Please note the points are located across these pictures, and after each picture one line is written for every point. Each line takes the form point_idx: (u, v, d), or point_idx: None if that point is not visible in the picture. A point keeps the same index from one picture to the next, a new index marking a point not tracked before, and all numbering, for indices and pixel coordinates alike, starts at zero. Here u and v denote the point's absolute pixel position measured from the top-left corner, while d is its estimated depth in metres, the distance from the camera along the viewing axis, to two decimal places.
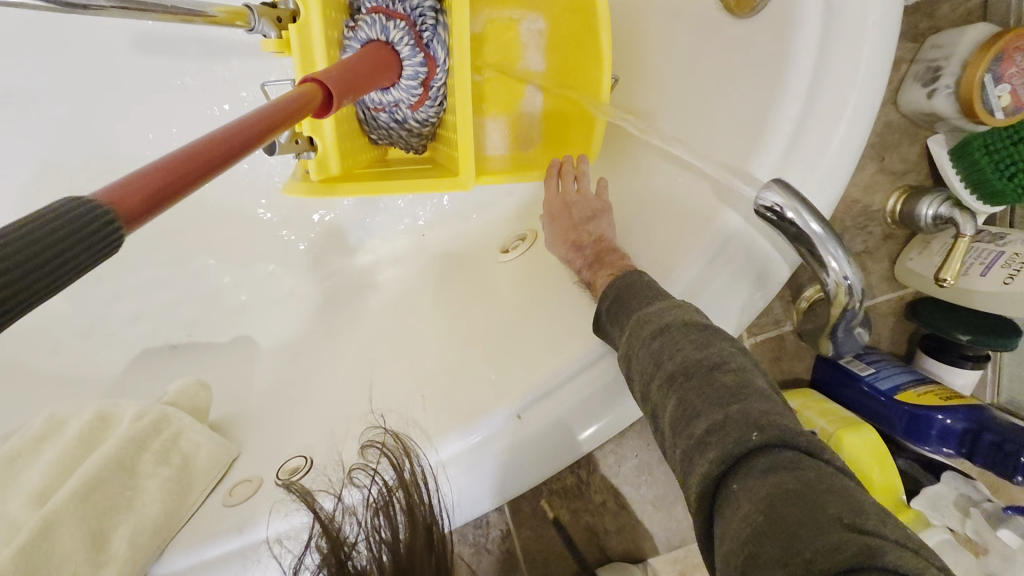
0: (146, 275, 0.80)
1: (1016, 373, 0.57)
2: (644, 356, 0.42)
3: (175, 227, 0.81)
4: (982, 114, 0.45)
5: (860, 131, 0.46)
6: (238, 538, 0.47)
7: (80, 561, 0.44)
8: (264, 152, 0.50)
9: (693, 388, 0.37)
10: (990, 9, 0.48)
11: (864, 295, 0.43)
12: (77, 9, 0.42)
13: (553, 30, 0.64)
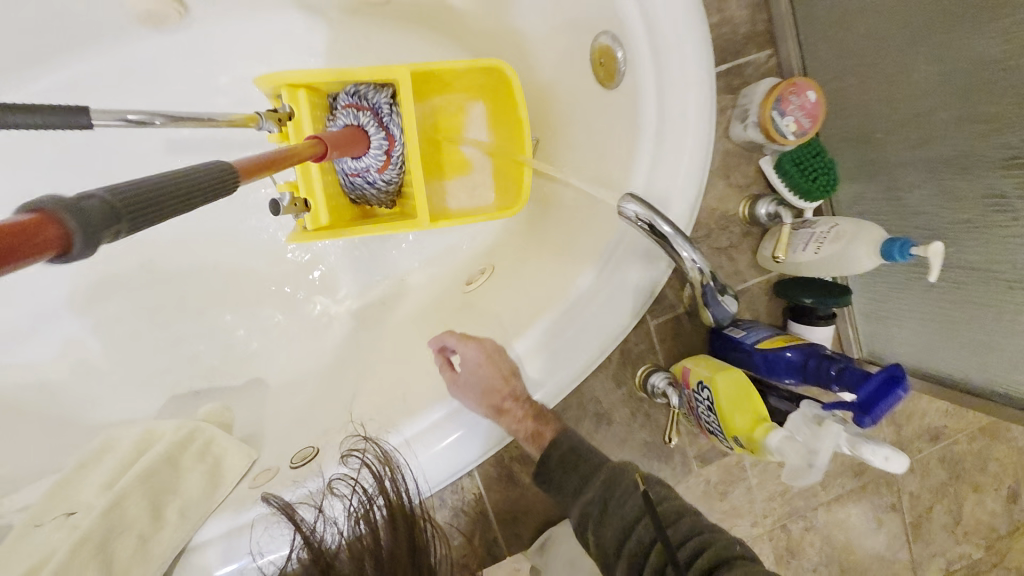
0: (169, 331, 0.94)
1: (869, 330, 0.72)
2: (632, 503, 0.56)
3: (189, 287, 0.95)
4: (777, 140, 0.64)
5: (695, 158, 0.64)
6: (236, 517, 0.60)
7: (144, 523, 0.58)
8: (271, 212, 0.68)
9: (680, 516, 0.55)
10: (783, 66, 0.67)
11: (710, 271, 0.60)
12: (144, 125, 0.60)
13: (493, 110, 0.85)
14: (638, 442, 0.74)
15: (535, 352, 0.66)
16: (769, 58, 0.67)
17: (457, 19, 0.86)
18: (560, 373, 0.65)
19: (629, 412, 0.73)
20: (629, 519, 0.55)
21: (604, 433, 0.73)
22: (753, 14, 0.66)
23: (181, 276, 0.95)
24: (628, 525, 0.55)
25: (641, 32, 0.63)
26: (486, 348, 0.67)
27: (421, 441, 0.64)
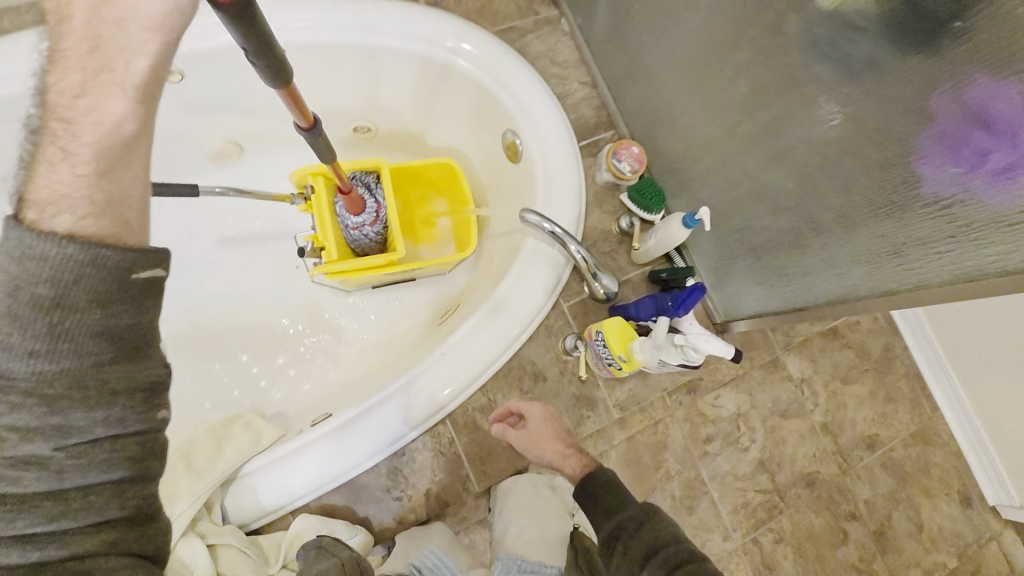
0: (213, 376, 1.22)
1: (720, 300, 1.02)
2: (664, 533, 0.73)
3: (228, 342, 1.25)
4: (621, 177, 1.01)
5: (569, 190, 1.00)
6: (271, 454, 0.86)
7: (208, 457, 0.85)
8: (299, 256, 1.07)
9: (700, 555, 0.70)
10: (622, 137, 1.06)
11: (588, 254, 0.93)
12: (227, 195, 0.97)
13: (449, 192, 1.24)
14: (569, 395, 1.00)
15: (483, 326, 0.96)
16: (614, 134, 1.07)
17: (420, 141, 1.28)
18: (500, 337, 0.96)
19: (558, 372, 1.00)
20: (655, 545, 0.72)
21: (541, 389, 0.99)
22: (598, 111, 1.07)
23: (224, 334, 1.25)
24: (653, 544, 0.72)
25: (529, 125, 1.03)
26: (543, 414, 0.91)
27: (408, 389, 0.91)
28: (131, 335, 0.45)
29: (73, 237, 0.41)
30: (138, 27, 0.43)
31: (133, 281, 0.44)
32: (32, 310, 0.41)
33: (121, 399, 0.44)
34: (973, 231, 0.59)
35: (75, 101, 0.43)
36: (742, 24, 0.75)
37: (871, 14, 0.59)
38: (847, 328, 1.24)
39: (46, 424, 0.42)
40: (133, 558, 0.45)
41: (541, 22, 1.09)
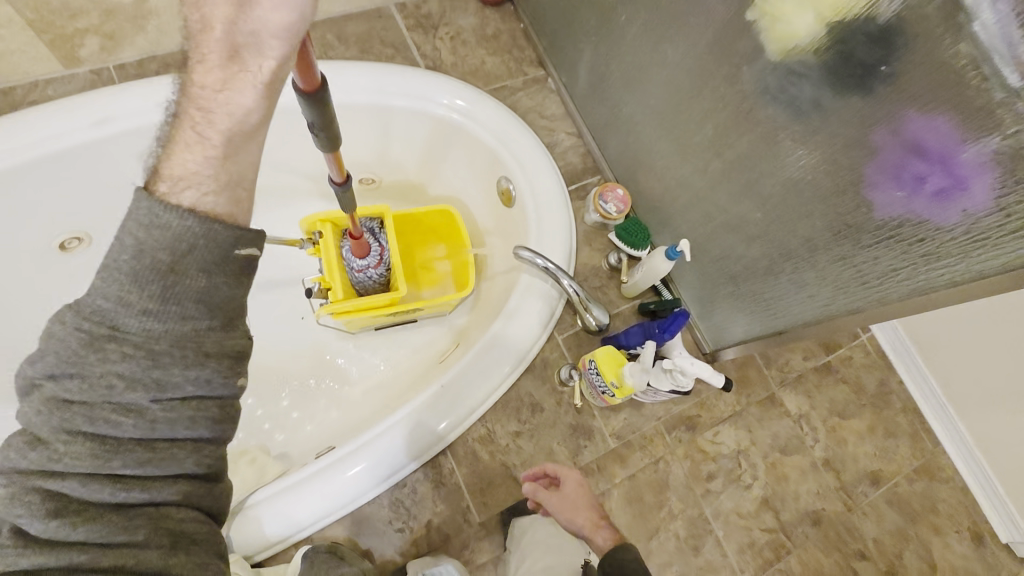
0: None
1: (707, 330, 1.07)
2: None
3: None
4: (607, 217, 1.09)
5: (560, 229, 1.08)
6: (277, 485, 0.88)
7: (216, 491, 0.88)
8: (306, 296, 1.13)
9: None
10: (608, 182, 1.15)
11: (579, 287, 0.99)
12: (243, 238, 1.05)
13: (447, 236, 1.31)
14: (566, 425, 1.03)
15: (481, 357, 1.00)
16: (600, 179, 1.16)
17: (420, 191, 1.37)
18: (497, 367, 1.00)
19: (555, 402, 1.03)
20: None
21: (539, 419, 1.02)
22: (584, 158, 1.17)
23: None
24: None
25: (521, 172, 1.12)
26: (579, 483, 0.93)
27: (409, 419, 0.95)
28: (226, 305, 0.52)
29: (193, 211, 0.49)
30: (262, 38, 0.48)
31: (232, 255, 0.51)
32: (150, 272, 0.48)
33: (212, 361, 0.51)
34: (920, 245, 0.65)
35: (215, 94, 0.50)
36: (706, 76, 0.84)
37: (812, 61, 0.68)
38: (840, 363, 1.28)
39: (145, 376, 0.48)
40: (200, 515, 0.52)
41: (530, 81, 1.21)
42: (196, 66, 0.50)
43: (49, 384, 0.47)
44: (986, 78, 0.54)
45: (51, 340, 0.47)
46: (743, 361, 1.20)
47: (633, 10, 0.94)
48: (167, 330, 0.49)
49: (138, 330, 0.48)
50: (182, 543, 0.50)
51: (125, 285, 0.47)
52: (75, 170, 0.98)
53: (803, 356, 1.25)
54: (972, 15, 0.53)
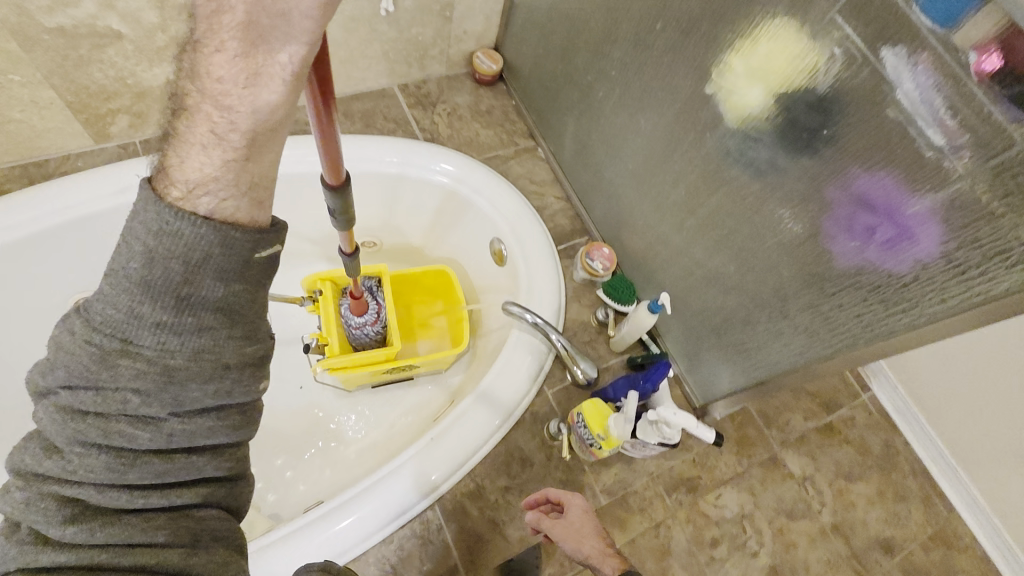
0: None
1: (696, 384, 1.08)
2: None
3: None
4: (595, 274, 1.13)
5: (549, 286, 1.12)
6: (271, 535, 0.88)
7: None
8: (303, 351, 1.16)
9: None
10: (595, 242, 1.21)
11: (566, 341, 1.02)
12: None
13: (443, 294, 1.36)
14: (556, 480, 1.01)
15: (476, 407, 1.02)
16: (588, 239, 1.22)
17: (419, 253, 1.43)
18: (492, 417, 1.02)
19: (545, 457, 1.03)
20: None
21: (530, 474, 1.01)
22: (572, 220, 1.24)
23: None
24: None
25: (512, 232, 1.18)
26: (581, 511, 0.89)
27: (405, 468, 0.95)
28: (244, 312, 0.50)
29: (209, 219, 0.46)
30: (293, 19, 0.41)
31: (252, 258, 0.49)
32: (164, 283, 0.45)
33: (231, 372, 0.49)
34: (880, 293, 0.68)
35: (238, 92, 0.44)
36: (675, 142, 0.92)
37: (766, 127, 0.75)
38: (842, 424, 1.28)
39: (158, 389, 0.46)
40: (221, 513, 0.51)
41: (521, 151, 1.31)
42: (212, 56, 0.43)
43: (64, 393, 0.46)
44: (914, 139, 0.59)
45: (63, 355, 0.46)
46: (742, 420, 1.20)
47: (609, 87, 1.04)
48: (185, 340, 0.47)
49: (157, 349, 0.46)
50: (203, 539, 0.49)
51: (138, 296, 0.45)
52: (96, 238, 1.06)
53: (804, 416, 1.25)
54: (894, 86, 0.59)
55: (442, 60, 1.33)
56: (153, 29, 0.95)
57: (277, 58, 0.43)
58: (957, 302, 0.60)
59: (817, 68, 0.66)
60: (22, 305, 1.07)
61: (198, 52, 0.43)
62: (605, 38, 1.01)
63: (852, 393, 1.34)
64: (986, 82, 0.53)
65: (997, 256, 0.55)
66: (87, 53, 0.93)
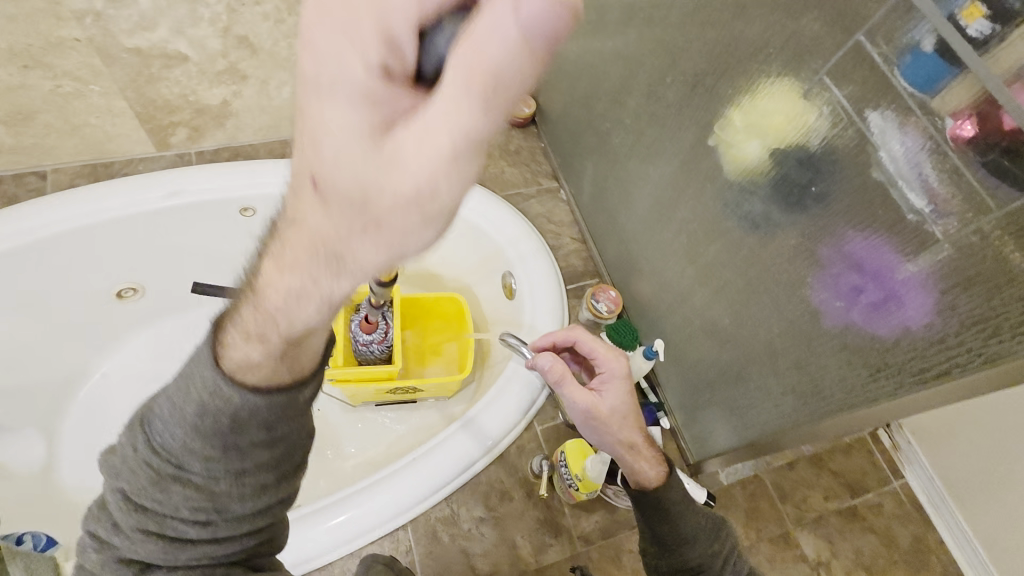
0: None
1: (691, 439, 1.04)
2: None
3: None
4: (598, 316, 1.12)
5: (552, 322, 1.13)
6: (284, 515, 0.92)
7: None
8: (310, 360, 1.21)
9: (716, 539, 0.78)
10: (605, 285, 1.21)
11: None
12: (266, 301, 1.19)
13: (454, 321, 1.38)
14: (534, 518, 0.98)
15: (480, 412, 1.05)
16: (598, 282, 1.23)
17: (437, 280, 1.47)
18: (495, 425, 1.04)
19: (525, 494, 1.01)
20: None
21: (508, 508, 0.99)
22: (585, 262, 1.25)
23: None
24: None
25: (522, 267, 1.21)
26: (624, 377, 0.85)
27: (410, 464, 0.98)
28: (290, 437, 0.50)
29: (256, 391, 0.44)
30: (350, 268, 0.34)
31: (299, 403, 0.48)
32: (212, 426, 0.45)
33: (268, 490, 0.50)
34: (866, 355, 0.65)
35: (279, 305, 0.39)
36: (679, 191, 0.93)
37: (761, 180, 0.76)
38: (868, 510, 1.24)
39: (210, 505, 0.48)
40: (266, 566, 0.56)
41: (543, 191, 1.35)
42: (269, 265, 0.39)
43: (128, 493, 0.47)
44: (896, 202, 0.59)
45: (123, 467, 0.47)
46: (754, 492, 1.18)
47: (625, 135, 1.08)
48: (237, 473, 0.48)
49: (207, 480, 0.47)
50: None
51: (191, 435, 0.45)
52: (147, 231, 1.18)
53: (824, 496, 1.22)
54: (881, 149, 0.59)
55: None
56: (216, 54, 1.07)
57: (329, 290, 0.36)
58: (944, 373, 0.57)
59: (809, 125, 0.67)
60: (71, 287, 1.18)
61: (262, 268, 0.40)
62: (623, 88, 1.05)
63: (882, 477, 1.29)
64: (962, 149, 0.53)
65: (985, 330, 0.53)
66: (157, 71, 1.06)
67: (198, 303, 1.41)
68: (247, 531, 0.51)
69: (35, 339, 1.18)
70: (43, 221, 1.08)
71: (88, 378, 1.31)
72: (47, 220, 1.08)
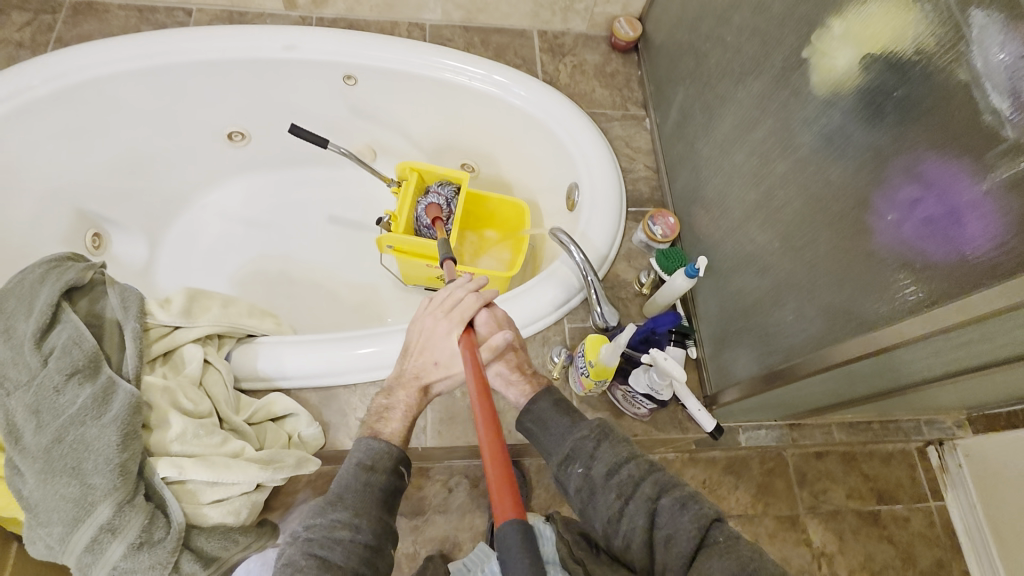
0: (270, 308, 1.42)
1: (713, 374, 1.04)
2: (624, 451, 0.76)
3: (294, 287, 1.46)
4: (652, 238, 1.13)
5: (605, 231, 1.15)
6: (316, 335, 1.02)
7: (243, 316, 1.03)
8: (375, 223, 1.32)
9: (630, 467, 0.74)
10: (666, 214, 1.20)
11: (597, 280, 1.04)
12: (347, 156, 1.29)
13: (516, 225, 1.44)
14: None
15: (512, 298, 1.10)
16: (660, 209, 1.22)
17: (508, 189, 1.52)
18: (524, 311, 1.08)
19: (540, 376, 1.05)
20: (630, 481, 0.73)
21: None
22: (653, 189, 1.25)
23: (296, 280, 1.47)
24: (618, 460, 0.75)
25: (588, 179, 1.22)
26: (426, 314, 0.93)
27: None
28: (356, 491, 0.71)
29: (357, 478, 0.72)
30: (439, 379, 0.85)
31: (368, 479, 0.73)
32: (333, 503, 0.70)
33: (343, 501, 0.70)
34: (906, 270, 0.64)
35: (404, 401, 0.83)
36: (761, 113, 0.92)
37: (848, 93, 0.73)
38: (891, 520, 1.27)
39: (325, 514, 0.69)
40: (368, 486, 0.72)
41: (628, 116, 1.35)
42: (398, 391, 0.83)
43: (304, 538, 0.67)
44: (977, 102, 0.56)
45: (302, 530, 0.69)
46: (772, 469, 1.23)
47: (722, 57, 1.06)
48: (352, 490, 0.71)
49: (348, 518, 0.68)
50: (348, 497, 0.71)
51: (320, 513, 0.69)
52: (260, 76, 1.31)
53: (847, 494, 1.26)
54: (976, 47, 0.56)
55: (585, 18, 1.43)
56: None
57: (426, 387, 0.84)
58: (984, 287, 0.55)
59: (907, 27, 0.64)
60: (193, 116, 1.36)
61: (396, 389, 0.84)
62: (730, 5, 1.03)
63: (917, 494, 1.31)
64: None
65: None
66: None
67: (292, 165, 1.55)
68: (343, 504, 0.70)
69: (158, 153, 1.38)
70: (181, 48, 1.23)
71: (192, 205, 1.50)
72: (186, 47, 1.23)
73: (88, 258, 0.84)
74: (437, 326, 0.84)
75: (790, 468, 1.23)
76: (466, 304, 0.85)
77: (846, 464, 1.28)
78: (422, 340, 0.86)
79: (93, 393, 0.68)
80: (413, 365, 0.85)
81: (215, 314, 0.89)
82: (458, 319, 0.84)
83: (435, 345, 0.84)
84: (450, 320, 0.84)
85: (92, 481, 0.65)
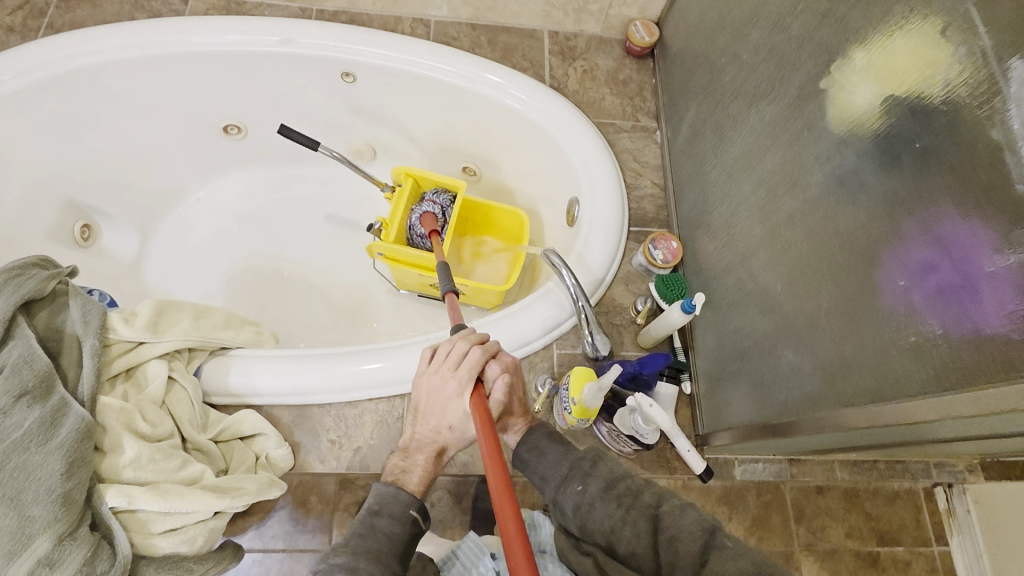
0: (258, 308, 1.39)
1: (707, 411, 0.97)
2: (619, 468, 0.75)
3: (285, 287, 1.43)
4: (652, 262, 1.07)
5: (603, 254, 1.09)
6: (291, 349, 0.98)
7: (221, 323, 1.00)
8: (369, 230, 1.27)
9: (627, 481, 0.73)
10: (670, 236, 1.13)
11: (591, 311, 0.98)
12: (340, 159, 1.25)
13: (516, 233, 1.37)
14: None
15: (498, 320, 1.05)
16: (665, 230, 1.15)
17: (511, 195, 1.46)
18: (511, 335, 1.03)
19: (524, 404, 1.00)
20: (629, 492, 0.71)
21: None
22: (658, 208, 1.18)
23: (287, 279, 1.44)
24: (614, 477, 0.73)
25: (590, 195, 1.16)
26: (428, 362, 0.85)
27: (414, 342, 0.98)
28: (360, 536, 0.68)
29: (363, 524, 0.70)
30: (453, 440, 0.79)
31: (372, 524, 0.70)
32: (337, 547, 0.67)
33: (347, 543, 0.67)
34: (913, 339, 0.58)
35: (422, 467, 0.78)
36: (773, 142, 0.84)
37: (866, 136, 0.66)
38: (891, 562, 1.17)
39: (329, 557, 0.66)
40: (373, 530, 0.69)
41: (638, 128, 1.27)
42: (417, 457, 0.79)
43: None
44: (1007, 166, 0.50)
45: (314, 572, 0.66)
46: (767, 501, 1.15)
47: (738, 74, 0.98)
48: (356, 535, 0.69)
49: (346, 560, 0.64)
50: (353, 541, 0.68)
51: (326, 558, 0.66)
52: (255, 70, 1.27)
53: (846, 533, 1.17)
54: (1014, 106, 0.49)
55: (599, 19, 1.35)
56: None
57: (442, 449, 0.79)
58: (999, 379, 0.49)
59: (939, 72, 0.57)
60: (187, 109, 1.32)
61: (414, 455, 0.80)
62: (749, 19, 0.95)
63: (920, 537, 1.20)
64: None
65: None
66: None
67: (290, 161, 1.51)
68: (346, 547, 0.67)
69: (151, 145, 1.35)
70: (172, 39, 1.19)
71: (186, 197, 1.47)
72: (177, 38, 1.19)
73: (56, 266, 0.81)
74: (444, 386, 0.77)
75: (788, 502, 1.15)
76: (475, 358, 0.78)
77: (847, 501, 1.19)
78: (428, 400, 0.79)
79: (41, 417, 0.67)
80: (425, 430, 0.79)
81: (184, 328, 0.86)
82: (467, 377, 0.76)
83: (445, 407, 0.77)
84: (458, 380, 0.76)
85: (31, 513, 0.63)
